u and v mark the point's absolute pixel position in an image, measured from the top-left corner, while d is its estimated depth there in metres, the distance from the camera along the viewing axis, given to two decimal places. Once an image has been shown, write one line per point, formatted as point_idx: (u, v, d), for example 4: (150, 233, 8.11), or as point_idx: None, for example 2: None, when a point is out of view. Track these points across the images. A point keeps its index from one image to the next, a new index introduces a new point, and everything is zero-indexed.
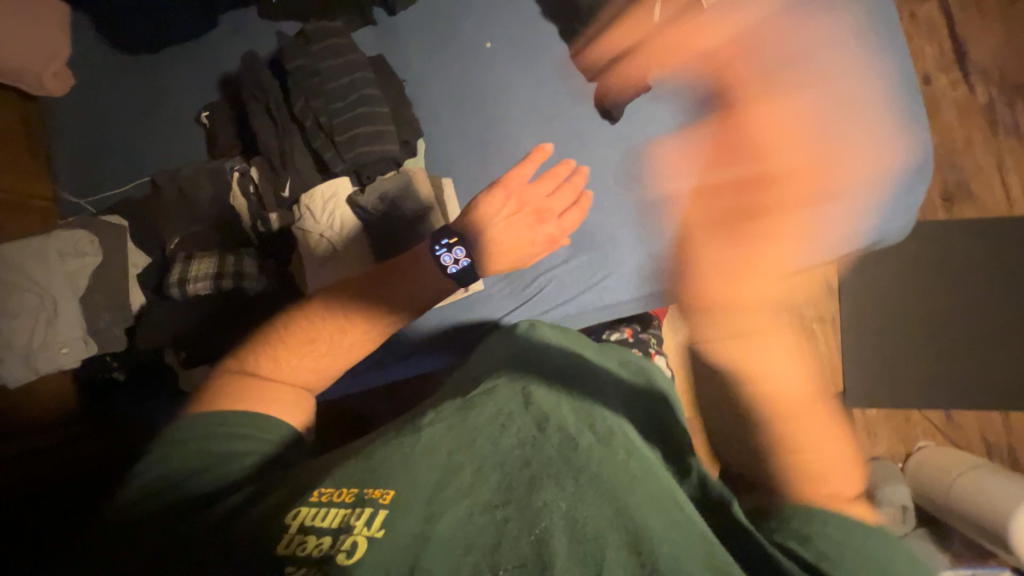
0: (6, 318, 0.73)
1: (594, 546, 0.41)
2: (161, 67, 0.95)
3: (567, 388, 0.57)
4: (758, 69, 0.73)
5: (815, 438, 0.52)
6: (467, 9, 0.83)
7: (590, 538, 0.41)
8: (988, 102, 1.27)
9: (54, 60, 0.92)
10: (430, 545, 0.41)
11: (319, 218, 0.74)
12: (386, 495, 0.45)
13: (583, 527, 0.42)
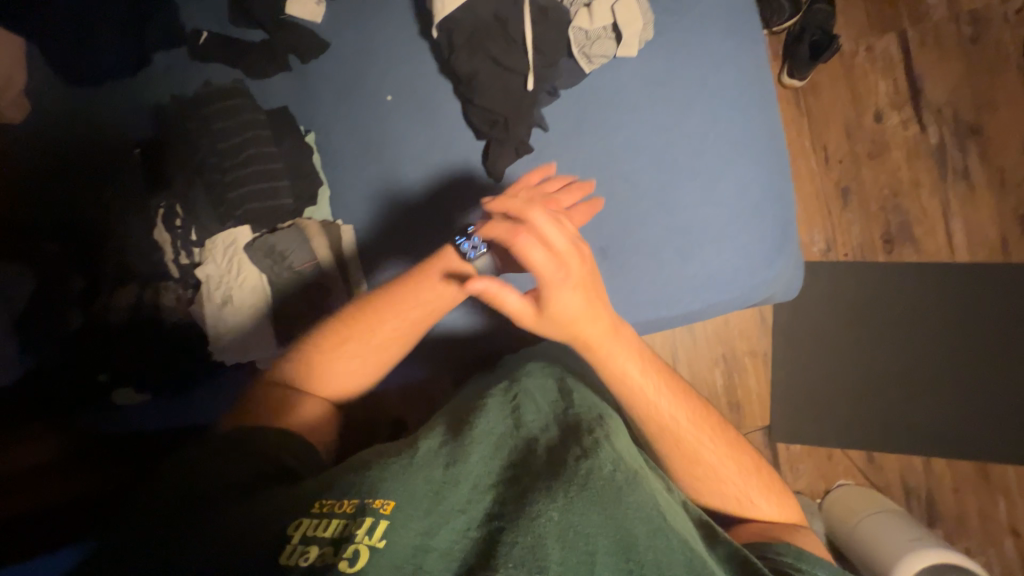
0: None
1: (583, 552, 0.48)
2: (80, 91, 0.97)
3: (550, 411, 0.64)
4: (634, 137, 0.74)
5: (732, 470, 0.68)
6: (372, 62, 0.87)
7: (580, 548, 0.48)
8: (938, 143, 1.25)
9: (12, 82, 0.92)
10: (430, 556, 0.47)
11: (219, 265, 0.81)
12: (386, 506, 0.49)
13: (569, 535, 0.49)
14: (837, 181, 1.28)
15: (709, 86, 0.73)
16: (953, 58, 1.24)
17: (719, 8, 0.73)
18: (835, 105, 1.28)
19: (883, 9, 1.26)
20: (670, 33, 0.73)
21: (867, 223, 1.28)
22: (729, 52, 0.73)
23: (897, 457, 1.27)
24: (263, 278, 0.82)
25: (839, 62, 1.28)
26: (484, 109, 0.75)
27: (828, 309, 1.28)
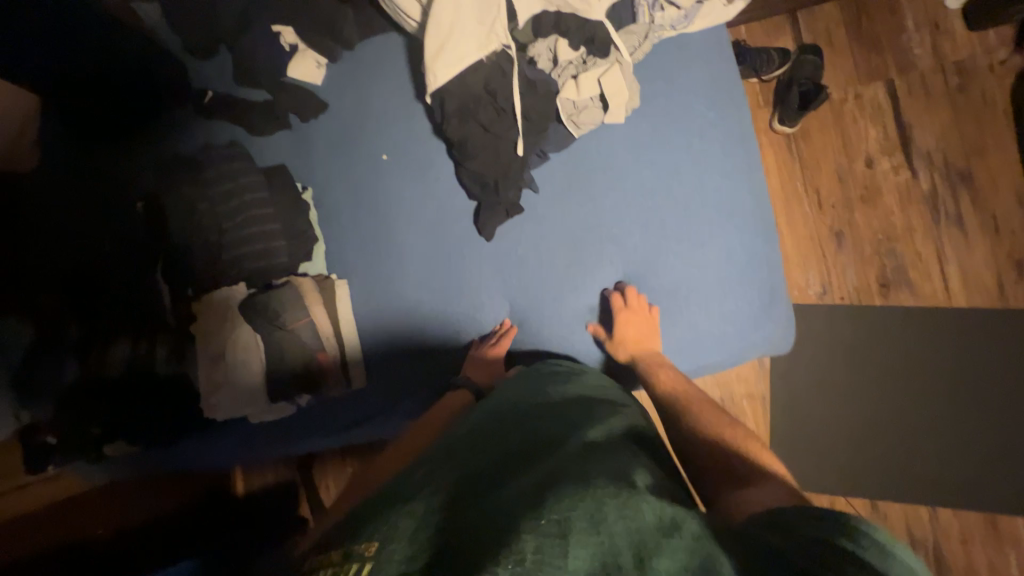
0: None
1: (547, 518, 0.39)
2: (79, 143, 0.98)
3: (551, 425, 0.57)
4: (620, 201, 0.76)
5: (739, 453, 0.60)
6: (368, 123, 0.90)
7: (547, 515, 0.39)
8: (930, 188, 1.26)
9: (25, 133, 0.95)
10: None
11: (214, 322, 0.82)
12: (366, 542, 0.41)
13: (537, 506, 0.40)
14: (831, 225, 1.29)
15: (693, 152, 0.75)
16: (942, 106, 1.26)
17: (704, 77, 0.75)
18: (826, 150, 1.30)
19: (871, 58, 1.28)
20: (656, 101, 0.75)
21: (862, 267, 1.28)
22: (713, 120, 0.75)
23: (901, 507, 1.23)
24: (256, 335, 0.82)
25: (829, 108, 1.30)
26: (475, 172, 0.76)
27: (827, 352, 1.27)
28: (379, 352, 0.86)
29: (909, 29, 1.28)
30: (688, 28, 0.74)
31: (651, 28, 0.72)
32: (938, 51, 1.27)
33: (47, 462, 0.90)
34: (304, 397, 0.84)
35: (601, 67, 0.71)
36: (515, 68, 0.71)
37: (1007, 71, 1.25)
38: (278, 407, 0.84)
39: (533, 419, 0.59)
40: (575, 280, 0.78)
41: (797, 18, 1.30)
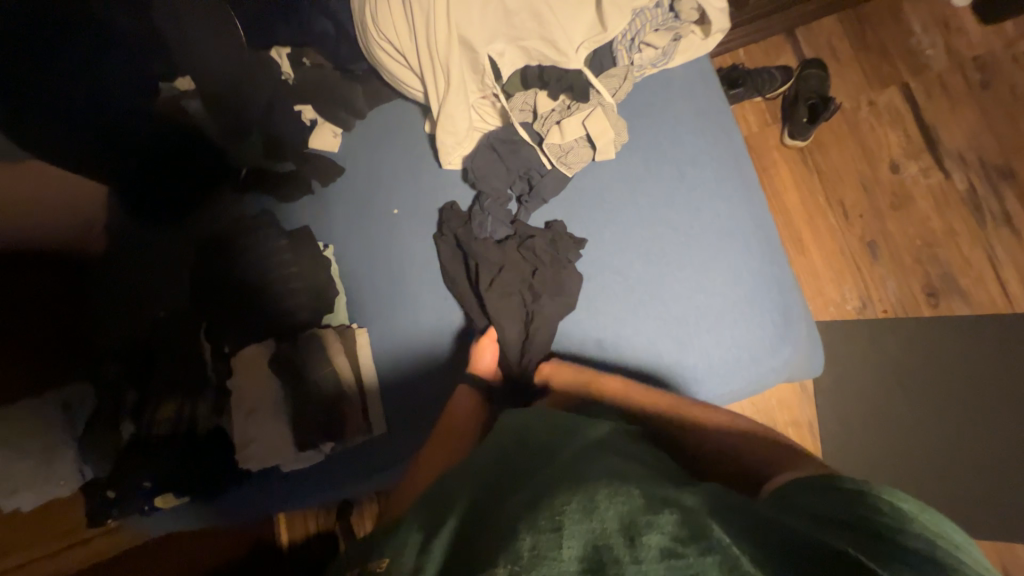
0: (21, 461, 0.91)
1: (564, 549, 0.42)
2: (143, 227, 1.12)
3: (558, 454, 0.56)
4: (618, 235, 0.77)
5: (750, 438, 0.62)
6: (380, 181, 0.97)
7: (565, 539, 0.43)
8: (968, 189, 1.18)
9: (95, 223, 1.08)
10: None
11: (244, 378, 0.87)
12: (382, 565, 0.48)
13: (545, 524, 0.44)
14: (861, 236, 1.23)
15: (687, 180, 0.75)
16: (966, 104, 1.20)
17: (690, 108, 0.77)
18: (845, 160, 1.26)
19: (880, 65, 1.26)
20: (646, 134, 0.77)
21: (902, 278, 1.20)
22: (705, 148, 0.76)
23: (992, 547, 1.08)
24: (283, 388, 0.88)
25: (842, 119, 1.27)
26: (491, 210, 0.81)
27: (878, 372, 1.17)
28: (399, 399, 0.90)
29: (918, 32, 1.24)
30: (670, 64, 0.77)
31: (631, 69, 0.76)
32: (953, 50, 1.22)
33: (108, 516, 0.97)
34: (328, 443, 0.87)
35: (584, 111, 0.75)
36: (522, 133, 0.79)
37: None
38: (302, 457, 0.87)
39: (543, 456, 0.57)
40: (581, 310, 0.77)
41: (796, 36, 1.31)
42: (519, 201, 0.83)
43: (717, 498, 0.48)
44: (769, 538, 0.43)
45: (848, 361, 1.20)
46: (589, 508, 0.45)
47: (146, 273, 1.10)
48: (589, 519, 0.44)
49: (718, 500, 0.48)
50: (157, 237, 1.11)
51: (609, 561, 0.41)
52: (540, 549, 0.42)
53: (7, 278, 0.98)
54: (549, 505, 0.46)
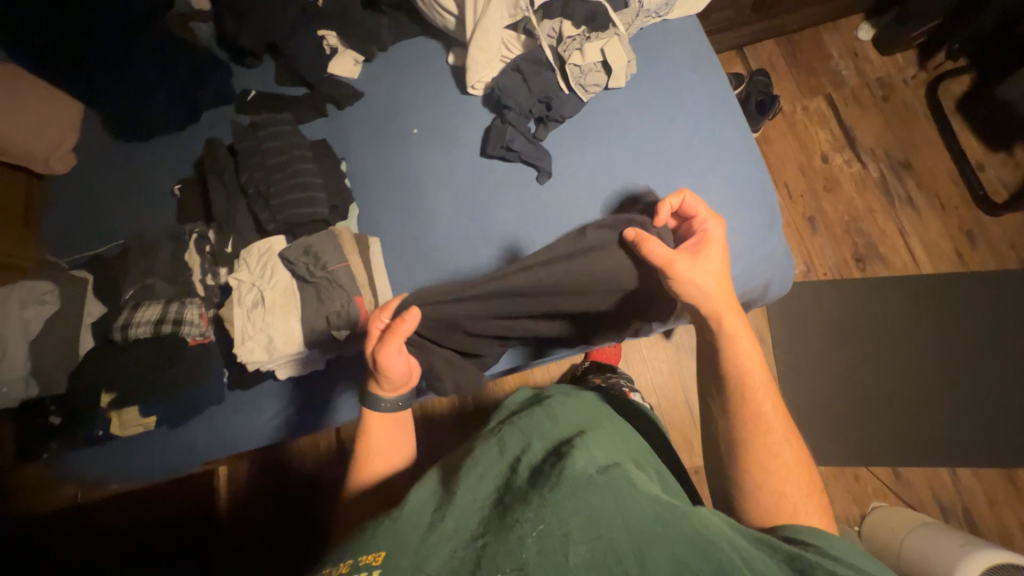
0: None
1: (570, 553, 0.45)
2: (147, 153, 1.11)
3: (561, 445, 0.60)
4: (628, 151, 0.88)
5: (802, 490, 0.62)
6: (401, 106, 1.01)
7: (573, 544, 0.45)
8: (880, 177, 1.45)
9: (63, 143, 1.11)
10: None
11: (253, 269, 0.85)
12: (376, 558, 0.48)
13: (553, 528, 0.46)
14: (803, 213, 1.45)
15: (686, 105, 0.89)
16: (874, 112, 1.50)
17: (686, 51, 0.92)
18: (786, 152, 1.50)
19: (809, 80, 1.55)
20: (650, 70, 0.92)
21: (837, 247, 1.42)
22: (699, 82, 0.90)
23: (921, 472, 1.24)
24: (295, 280, 0.85)
25: (782, 119, 1.53)
26: (512, 109, 0.90)
27: (823, 326, 1.36)
28: None
29: (836, 57, 1.55)
30: (670, 14, 0.93)
31: (641, 11, 0.90)
32: (861, 71, 1.53)
33: (48, 446, 0.91)
34: (343, 331, 0.83)
35: (602, 39, 0.88)
36: (546, 54, 0.90)
37: (920, 82, 1.50)
38: (311, 351, 0.84)
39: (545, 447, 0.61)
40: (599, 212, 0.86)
41: (744, 53, 1.58)
42: (538, 121, 0.92)
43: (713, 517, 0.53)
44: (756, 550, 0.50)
45: (799, 316, 1.37)
46: (599, 516, 0.47)
47: (137, 195, 1.09)
48: (597, 530, 0.46)
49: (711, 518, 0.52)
50: (154, 159, 1.10)
51: (612, 567, 0.44)
52: (544, 549, 0.45)
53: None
54: (553, 504, 0.48)
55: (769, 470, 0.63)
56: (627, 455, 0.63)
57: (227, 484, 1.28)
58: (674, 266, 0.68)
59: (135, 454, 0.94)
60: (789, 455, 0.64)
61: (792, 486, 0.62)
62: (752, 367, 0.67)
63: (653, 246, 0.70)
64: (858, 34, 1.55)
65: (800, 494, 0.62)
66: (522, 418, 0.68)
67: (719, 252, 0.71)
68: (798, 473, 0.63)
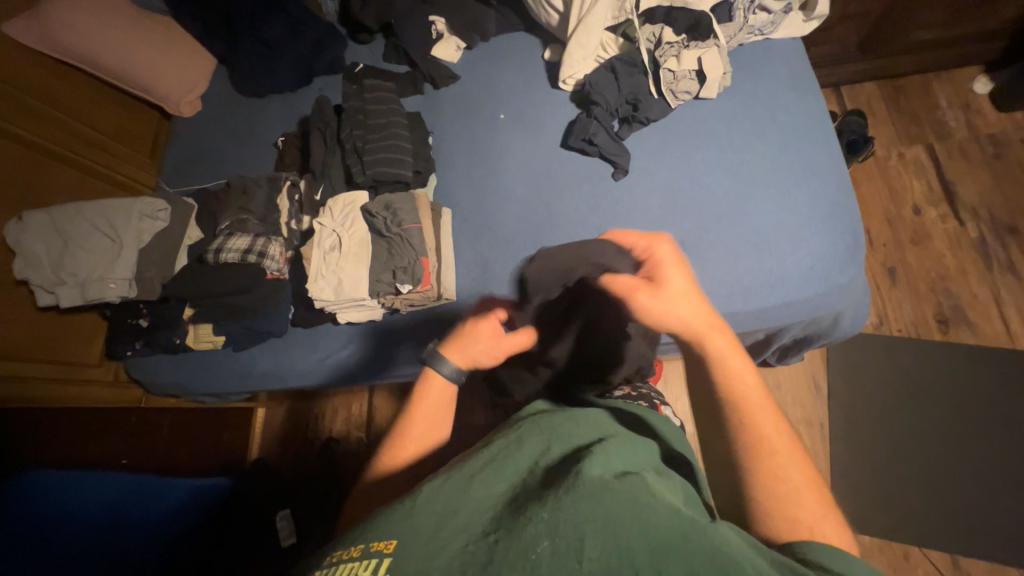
0: (89, 254, 0.98)
1: (584, 561, 0.37)
2: (261, 108, 1.24)
3: (579, 447, 0.51)
4: (710, 158, 0.88)
5: (828, 504, 0.49)
6: (492, 91, 1.07)
7: (586, 551, 0.37)
8: (979, 238, 1.34)
9: (193, 91, 1.26)
10: None
11: (338, 217, 0.94)
12: (389, 546, 0.41)
13: (562, 535, 0.38)
14: (882, 262, 1.37)
15: (778, 122, 0.88)
16: (980, 168, 1.39)
17: (786, 70, 0.92)
18: (874, 197, 1.42)
19: (911, 127, 1.47)
20: (744, 85, 0.92)
21: (918, 303, 1.31)
22: (796, 101, 0.89)
23: (986, 566, 1.10)
24: (370, 233, 0.93)
25: (874, 163, 1.46)
26: (599, 103, 0.93)
27: (889, 385, 1.26)
28: (472, 277, 0.93)
29: (944, 106, 1.47)
30: (773, 33, 0.94)
31: (744, 26, 0.91)
32: (971, 125, 1.44)
33: (130, 346, 1.04)
34: (406, 286, 0.88)
35: (701, 48, 0.89)
36: (642, 56, 0.93)
37: None
38: (373, 300, 0.91)
39: (563, 446, 0.52)
40: (669, 214, 0.86)
41: (841, 92, 1.53)
42: (623, 121, 0.94)
43: (753, 544, 0.42)
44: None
45: (864, 369, 1.28)
46: (614, 520, 0.39)
47: (245, 142, 1.21)
48: (612, 536, 0.38)
49: (751, 544, 0.42)
50: (267, 113, 1.23)
51: None
52: (551, 555, 0.37)
53: (119, 110, 1.22)
54: (563, 505, 0.41)
55: (773, 490, 0.48)
56: (653, 466, 0.52)
57: (264, 420, 1.36)
58: (636, 293, 0.58)
59: (198, 365, 1.04)
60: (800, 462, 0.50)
61: (816, 499, 0.49)
62: (748, 386, 0.52)
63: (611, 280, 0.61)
64: (973, 86, 1.45)
65: (814, 515, 0.47)
66: (543, 416, 0.57)
67: (683, 277, 0.58)
68: (818, 487, 0.50)
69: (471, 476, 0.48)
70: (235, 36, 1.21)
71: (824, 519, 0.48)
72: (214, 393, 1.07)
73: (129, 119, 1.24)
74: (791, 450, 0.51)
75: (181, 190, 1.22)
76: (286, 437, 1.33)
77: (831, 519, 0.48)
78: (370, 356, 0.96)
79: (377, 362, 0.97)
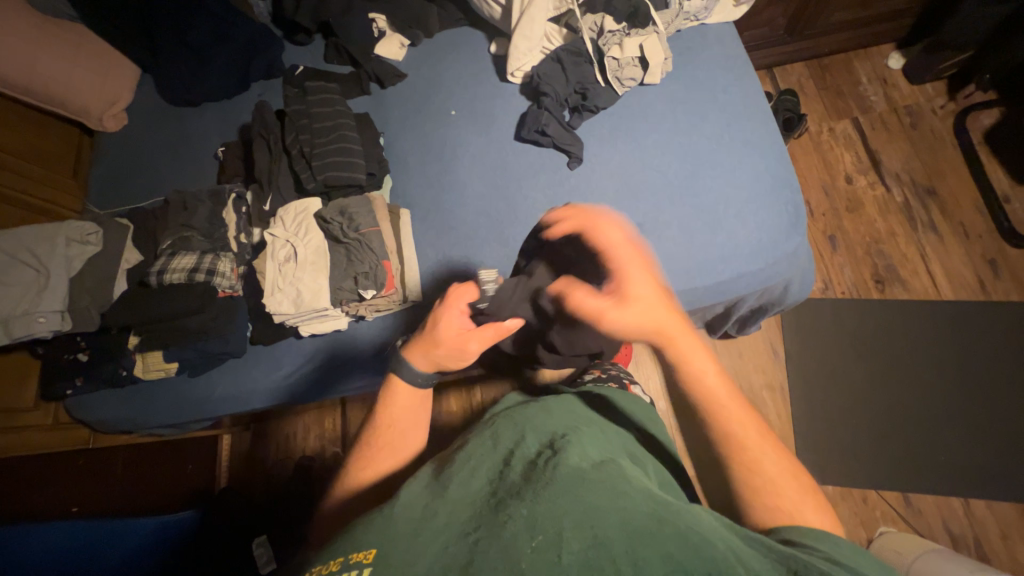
0: (11, 288, 0.89)
1: (564, 553, 0.37)
2: (196, 117, 1.16)
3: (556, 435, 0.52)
4: (658, 142, 0.91)
5: (785, 483, 0.54)
6: (441, 87, 1.05)
7: (566, 543, 0.38)
8: (904, 201, 1.45)
9: (117, 104, 1.17)
10: None
11: (290, 227, 0.90)
12: (368, 556, 0.40)
13: (542, 529, 0.39)
14: (823, 230, 1.46)
15: (719, 104, 0.92)
16: (900, 138, 1.51)
17: (721, 54, 0.96)
18: (811, 171, 1.52)
19: (838, 103, 1.57)
20: (685, 70, 0.95)
21: (857, 266, 1.41)
22: (733, 82, 0.93)
23: (932, 500, 1.21)
24: (327, 240, 0.90)
25: (808, 139, 1.55)
26: (548, 93, 0.93)
27: (838, 344, 1.35)
28: (436, 276, 0.91)
29: (865, 82, 1.58)
30: (708, 18, 0.98)
31: (680, 12, 0.94)
32: (889, 99, 1.55)
33: (66, 384, 0.95)
34: (369, 291, 0.86)
35: (642, 36, 0.91)
36: (586, 45, 0.94)
37: (948, 112, 1.51)
38: (337, 309, 0.88)
39: (541, 436, 0.52)
40: (625, 200, 0.88)
41: (774, 73, 1.62)
42: (573, 111, 0.95)
43: (722, 521, 0.44)
44: (776, 561, 0.40)
45: (815, 332, 1.37)
46: (591, 512, 0.40)
47: (182, 155, 1.14)
48: (591, 528, 0.39)
49: (720, 521, 0.44)
50: (202, 123, 1.15)
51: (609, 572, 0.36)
52: (532, 552, 0.37)
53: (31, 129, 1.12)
54: (541, 500, 0.41)
55: (760, 490, 0.54)
56: (625, 450, 0.54)
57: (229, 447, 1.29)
58: (604, 311, 0.63)
59: (149, 396, 0.97)
60: (756, 448, 0.56)
61: (772, 481, 0.54)
62: (709, 387, 0.57)
63: (580, 299, 0.68)
64: (889, 62, 1.57)
65: (767, 497, 0.53)
66: (518, 409, 0.58)
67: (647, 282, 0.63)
68: (777, 468, 0.55)
69: (448, 476, 0.48)
70: (159, 42, 1.13)
71: (779, 496, 0.53)
72: (167, 424, 1.00)
73: (44, 137, 1.14)
74: (749, 437, 0.57)
75: (114, 211, 1.13)
76: (255, 459, 1.27)
77: (791, 496, 0.53)
78: (334, 364, 0.93)
79: (347, 377, 0.94)
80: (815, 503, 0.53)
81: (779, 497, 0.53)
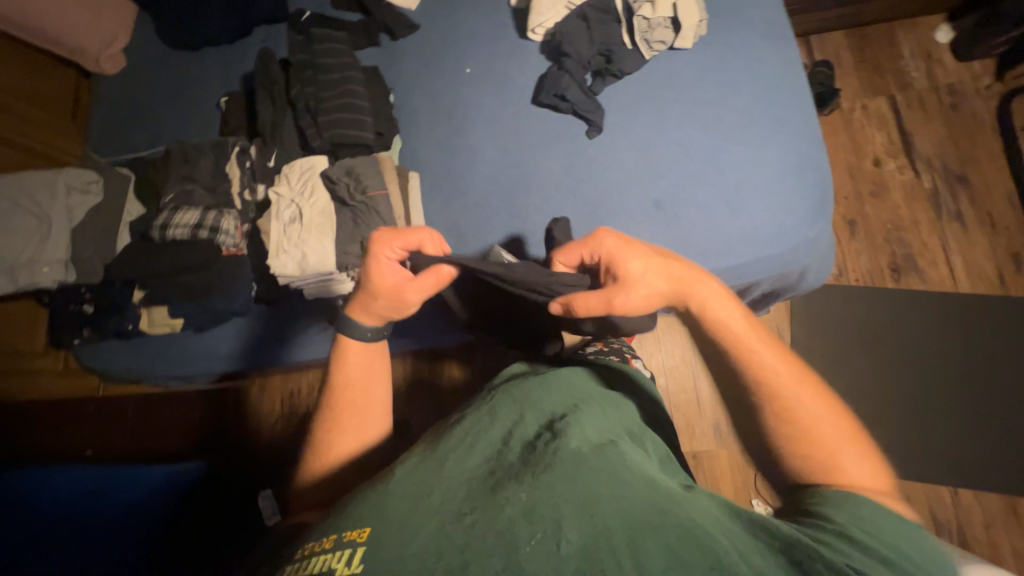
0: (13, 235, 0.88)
1: (562, 542, 0.37)
2: (196, 63, 1.11)
3: (553, 415, 0.51)
4: (684, 113, 0.85)
5: (826, 425, 0.52)
6: (456, 41, 0.99)
7: (564, 532, 0.38)
8: (932, 188, 1.39)
9: (113, 44, 1.11)
10: None
11: (296, 185, 0.87)
12: (363, 534, 0.40)
13: (539, 515, 0.39)
14: (844, 214, 1.41)
15: (753, 74, 0.86)
16: (937, 119, 1.43)
17: (760, 18, 0.89)
18: (838, 151, 1.45)
19: (875, 78, 1.48)
20: (719, 35, 0.89)
21: (874, 253, 1.38)
22: (770, 50, 0.87)
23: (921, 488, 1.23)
24: (333, 201, 0.87)
25: (839, 116, 1.47)
26: (571, 54, 0.88)
27: (845, 331, 1.33)
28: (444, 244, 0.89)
29: (907, 56, 1.48)
30: None
31: None
32: (931, 76, 1.46)
33: (70, 334, 0.96)
34: None
35: None
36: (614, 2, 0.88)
37: (992, 94, 1.42)
38: (343, 274, 0.85)
39: (536, 416, 0.51)
40: (644, 175, 0.84)
41: (811, 42, 1.52)
42: (596, 75, 0.90)
43: (719, 506, 0.44)
44: (774, 548, 0.40)
45: (824, 318, 1.35)
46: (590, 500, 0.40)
47: (182, 103, 1.09)
48: (589, 517, 0.39)
49: (718, 505, 0.44)
50: (203, 69, 1.10)
51: (607, 562, 0.36)
52: (527, 538, 0.38)
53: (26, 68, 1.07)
54: (538, 486, 0.41)
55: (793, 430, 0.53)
56: (623, 428, 0.54)
57: None
58: (613, 301, 0.59)
59: (155, 349, 0.98)
60: (797, 390, 0.54)
61: (816, 425, 0.52)
62: (740, 326, 0.57)
63: (585, 304, 0.62)
64: (936, 35, 1.46)
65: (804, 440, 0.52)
66: (516, 385, 0.57)
67: (643, 253, 0.60)
68: (819, 412, 0.53)
69: (445, 453, 0.48)
70: None
71: (818, 441, 0.52)
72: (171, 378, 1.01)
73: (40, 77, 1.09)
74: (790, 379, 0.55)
75: (114, 159, 1.10)
76: None
77: (831, 436, 0.52)
78: None
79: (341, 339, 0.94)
80: (855, 447, 0.52)
81: (817, 443, 0.52)
